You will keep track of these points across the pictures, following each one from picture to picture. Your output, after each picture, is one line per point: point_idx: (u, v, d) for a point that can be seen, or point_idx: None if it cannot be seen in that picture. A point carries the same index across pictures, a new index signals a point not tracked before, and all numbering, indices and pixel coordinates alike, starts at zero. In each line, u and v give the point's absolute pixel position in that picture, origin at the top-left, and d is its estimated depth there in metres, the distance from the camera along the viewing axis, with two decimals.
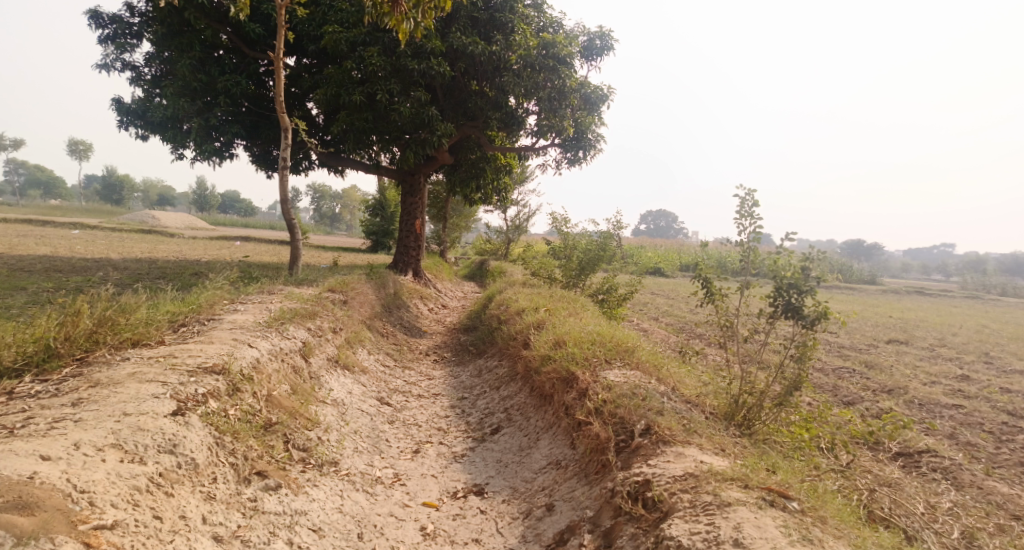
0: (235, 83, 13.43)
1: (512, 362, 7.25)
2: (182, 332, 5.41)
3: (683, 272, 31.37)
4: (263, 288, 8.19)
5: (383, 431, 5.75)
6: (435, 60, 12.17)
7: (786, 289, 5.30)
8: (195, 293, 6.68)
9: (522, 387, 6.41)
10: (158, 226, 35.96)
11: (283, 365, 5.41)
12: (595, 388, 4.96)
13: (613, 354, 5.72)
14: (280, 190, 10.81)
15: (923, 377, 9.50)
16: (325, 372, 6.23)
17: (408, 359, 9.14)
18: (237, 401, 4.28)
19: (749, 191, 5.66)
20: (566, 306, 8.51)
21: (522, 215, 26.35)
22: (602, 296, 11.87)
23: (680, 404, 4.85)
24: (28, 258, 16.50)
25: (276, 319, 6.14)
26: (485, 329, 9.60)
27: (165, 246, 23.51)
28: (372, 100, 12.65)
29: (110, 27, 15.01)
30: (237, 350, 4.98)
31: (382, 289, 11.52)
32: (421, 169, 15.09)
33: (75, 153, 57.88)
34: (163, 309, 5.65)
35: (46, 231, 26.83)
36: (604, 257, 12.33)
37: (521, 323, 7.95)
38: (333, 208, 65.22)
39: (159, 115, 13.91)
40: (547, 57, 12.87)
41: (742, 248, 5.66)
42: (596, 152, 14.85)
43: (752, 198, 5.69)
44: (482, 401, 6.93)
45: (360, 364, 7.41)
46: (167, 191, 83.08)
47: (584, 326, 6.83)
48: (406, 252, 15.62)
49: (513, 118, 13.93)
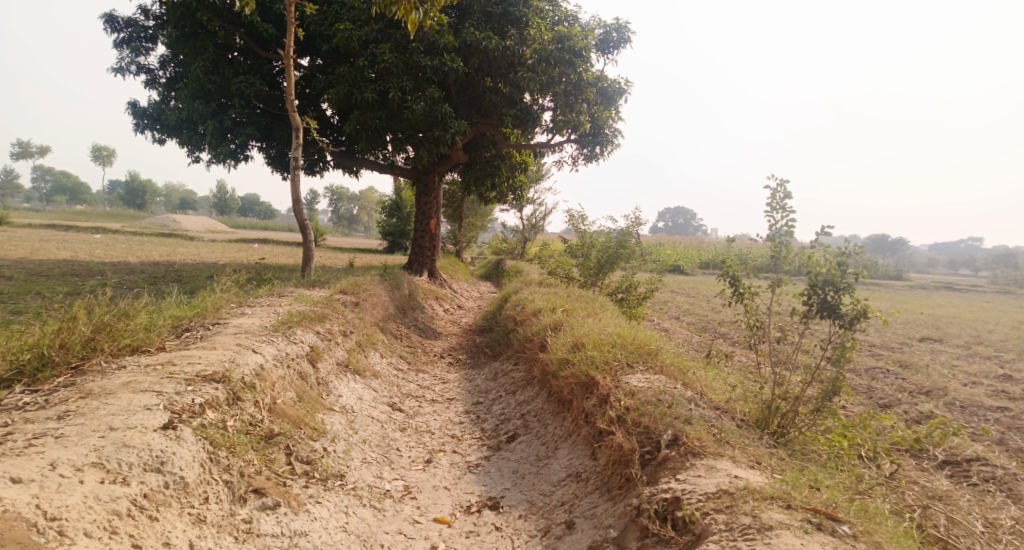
0: (248, 84, 13.32)
1: (529, 365, 6.96)
2: (184, 338, 5.20)
3: (703, 270, 30.81)
4: (273, 291, 8.01)
5: (395, 439, 5.50)
6: (448, 56, 11.92)
7: (822, 286, 4.94)
8: (202, 297, 6.50)
9: (540, 392, 6.12)
10: (178, 229, 36.34)
11: (289, 371, 5.19)
12: (617, 394, 4.65)
13: (635, 357, 5.40)
14: (291, 191, 10.64)
15: (963, 378, 9.03)
16: (334, 378, 6.00)
17: (422, 362, 8.91)
18: (238, 411, 4.06)
19: (781, 182, 5.34)
20: (585, 307, 8.21)
21: (538, 213, 26.06)
22: (622, 295, 11.54)
23: (709, 411, 4.53)
24: (47, 263, 16.59)
25: (284, 323, 5.93)
26: (501, 331, 9.33)
27: (183, 249, 23.65)
28: (385, 98, 12.44)
29: (124, 30, 15.00)
30: (240, 356, 4.76)
31: (396, 290, 11.30)
32: (435, 168, 14.85)
33: (99, 159, 58.88)
34: (167, 314, 5.46)
35: (69, 235, 27.19)
36: (623, 255, 11.99)
37: (538, 324, 7.66)
38: (350, 210, 65.48)
39: (173, 118, 13.85)
40: (563, 51, 12.58)
41: (773, 244, 5.30)
42: (613, 148, 14.51)
43: (783, 190, 5.34)
44: (498, 406, 6.65)
45: (372, 368, 7.18)
46: (188, 195, 84.20)
47: (604, 327, 6.51)
48: (421, 252, 15.40)
49: (527, 114, 13.61)
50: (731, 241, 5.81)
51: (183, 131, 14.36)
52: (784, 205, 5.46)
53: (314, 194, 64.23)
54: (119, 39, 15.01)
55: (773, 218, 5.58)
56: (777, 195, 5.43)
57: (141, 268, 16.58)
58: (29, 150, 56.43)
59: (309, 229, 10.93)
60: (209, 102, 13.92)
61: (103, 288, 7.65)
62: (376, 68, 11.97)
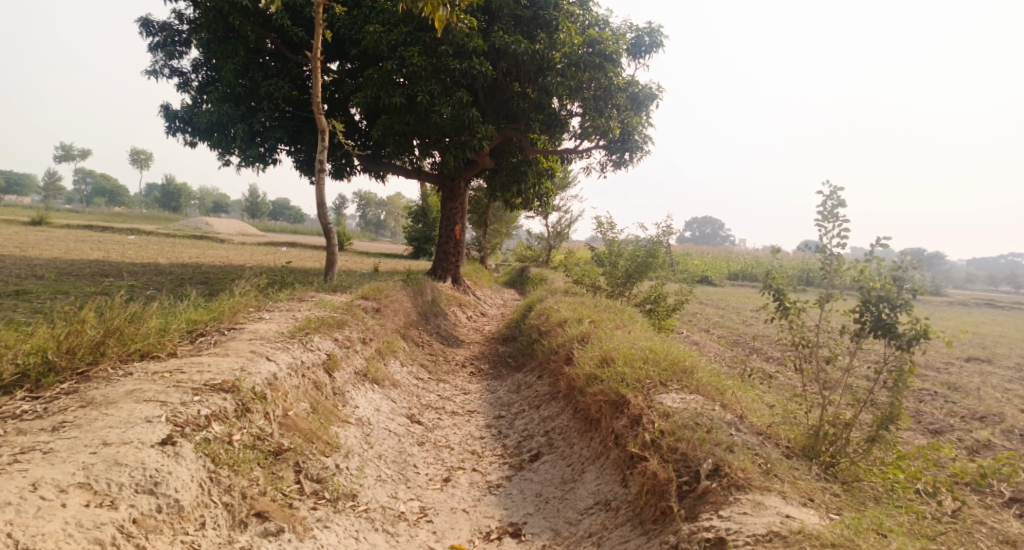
0: (277, 87, 13.31)
1: (555, 379, 6.64)
2: (197, 344, 5.01)
3: (732, 281, 30.09)
4: (293, 296, 7.83)
5: (412, 454, 5.22)
6: (478, 60, 11.72)
7: (875, 303, 4.52)
8: (220, 301, 6.34)
9: (566, 409, 5.80)
10: (210, 232, 36.93)
11: (303, 381, 4.96)
12: (651, 416, 4.31)
13: (668, 375, 5.04)
14: (316, 194, 10.51)
15: (1018, 402, 8.43)
16: (351, 388, 5.76)
17: (443, 371, 8.65)
18: (246, 424, 3.83)
19: (835, 188, 4.93)
20: (613, 318, 7.86)
21: (564, 221, 25.76)
22: (650, 306, 11.16)
23: (751, 437, 4.16)
24: (79, 262, 16.81)
25: (300, 329, 5.71)
26: (525, 341, 9.02)
27: (212, 252, 23.92)
28: (412, 102, 12.30)
29: (159, 35, 15.17)
30: (252, 364, 4.54)
31: (419, 296, 11.09)
32: (462, 173, 14.65)
33: (137, 163, 60.38)
34: (181, 318, 5.29)
35: (103, 236, 27.75)
36: (652, 265, 11.58)
37: (563, 336, 7.34)
38: (377, 215, 65.96)
39: (203, 121, 13.92)
40: (593, 55, 12.34)
41: (822, 255, 4.91)
42: (643, 155, 14.15)
43: (836, 198, 4.95)
44: (521, 421, 6.34)
45: (391, 377, 6.95)
46: (221, 198, 85.86)
47: (634, 341, 6.15)
48: (445, 258, 15.18)
49: (555, 120, 13.42)
50: (775, 252, 5.42)
51: (213, 133, 14.42)
52: (835, 214, 5.06)
53: (342, 198, 64.84)
54: (154, 43, 15.18)
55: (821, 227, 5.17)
56: (828, 203, 5.05)
57: (169, 269, 16.72)
58: (71, 153, 58.09)
59: (332, 233, 10.79)
60: (239, 104, 13.96)
61: (124, 290, 7.56)
62: (404, 72, 11.82)
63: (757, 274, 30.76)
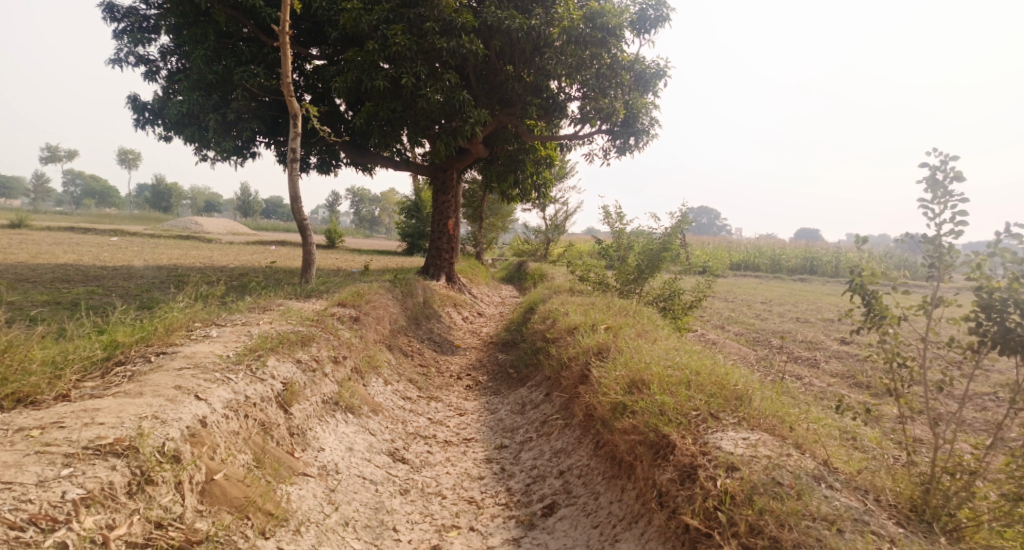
0: (251, 74, 12.01)
1: (568, 402, 5.52)
2: (108, 379, 3.84)
3: (737, 271, 29.06)
4: (257, 305, 6.68)
5: (392, 510, 4.08)
6: (467, 38, 10.46)
7: (999, 308, 3.43)
8: (158, 317, 5.19)
9: (586, 443, 4.69)
10: (200, 232, 35.61)
11: (247, 423, 3.81)
12: (709, 471, 3.20)
13: (719, 403, 3.92)
14: (290, 187, 9.33)
15: None
16: (315, 423, 4.62)
17: (436, 385, 7.53)
18: (144, 505, 2.72)
19: (949, 160, 4.00)
20: (632, 322, 6.70)
21: (562, 213, 24.68)
22: (664, 303, 10.16)
23: (851, 498, 3.07)
24: (45, 268, 15.60)
25: (249, 352, 4.54)
26: (529, 348, 7.87)
27: (195, 253, 22.77)
28: (397, 84, 11.11)
29: (124, 21, 13.90)
30: (171, 409, 3.38)
31: (409, 298, 9.93)
32: (454, 163, 13.44)
33: (126, 163, 58.99)
34: (95, 350, 4.15)
35: (85, 238, 26.48)
36: (666, 257, 10.44)
37: (574, 346, 6.18)
38: (372, 211, 64.75)
39: (174, 113, 12.64)
40: (595, 30, 11.04)
41: (928, 247, 3.74)
42: (650, 139, 13.01)
43: (949, 174, 4.00)
44: (528, 454, 5.23)
45: (370, 402, 5.82)
46: (214, 197, 84.60)
47: (664, 355, 5.03)
48: (438, 254, 13.94)
49: (553, 104, 12.34)
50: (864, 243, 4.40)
51: (185, 127, 13.16)
52: (949, 191, 4.08)
53: (335, 195, 63.54)
54: (120, 30, 13.92)
55: (932, 209, 4.21)
56: (936, 179, 4.15)
57: (142, 272, 15.53)
58: (58, 155, 56.72)
59: (309, 230, 9.60)
60: (211, 93, 12.65)
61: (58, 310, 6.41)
62: (387, 53, 10.58)
63: (760, 264, 29.70)
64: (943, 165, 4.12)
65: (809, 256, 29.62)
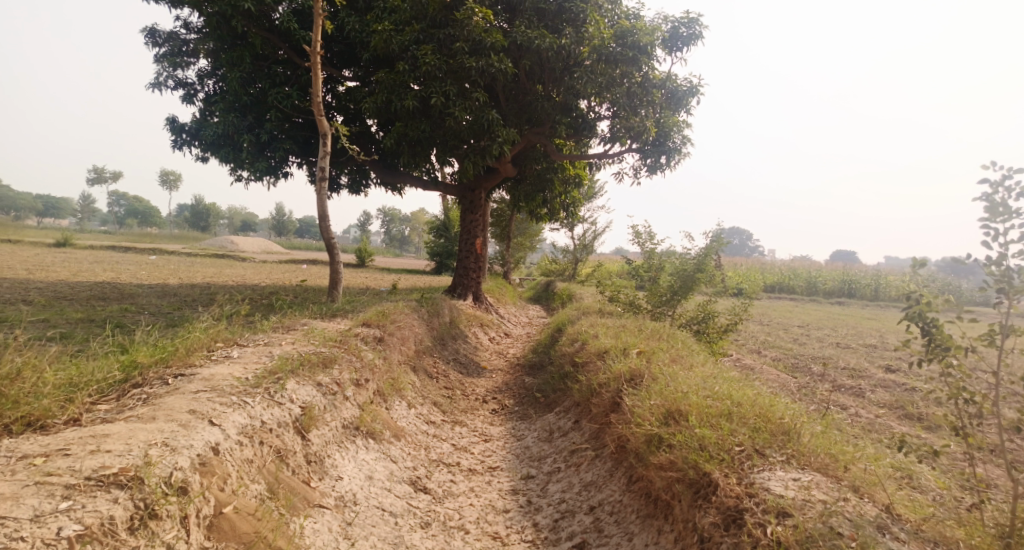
0: (285, 96, 12.14)
1: (599, 430, 5.24)
2: (123, 402, 3.71)
3: (771, 293, 28.31)
4: (282, 324, 6.57)
5: (411, 546, 3.86)
6: (496, 57, 10.38)
7: None
8: (181, 337, 5.10)
9: (619, 476, 4.40)
10: (235, 250, 36.28)
11: (262, 451, 3.65)
12: (757, 516, 3.00)
13: (765, 438, 3.62)
14: (318, 206, 9.31)
15: None
16: (334, 450, 4.43)
17: (461, 409, 7.30)
18: (146, 542, 2.56)
19: (1011, 175, 3.68)
20: (666, 347, 6.39)
21: (590, 233, 24.44)
22: (697, 327, 9.85)
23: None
24: (83, 285, 15.94)
25: (269, 374, 4.39)
26: (557, 372, 7.60)
27: (229, 271, 23.11)
28: (426, 104, 11.10)
29: (165, 45, 14.26)
30: (183, 436, 3.24)
31: (436, 318, 9.78)
32: (482, 183, 13.35)
33: (167, 184, 60.83)
34: (114, 372, 4.05)
35: (125, 256, 27.14)
36: (700, 279, 10.09)
37: (605, 371, 5.90)
38: (402, 231, 65.38)
39: (210, 134, 12.83)
40: (625, 48, 10.96)
41: (997, 271, 3.40)
42: (682, 158, 12.72)
43: (1014, 190, 3.68)
44: (556, 486, 4.95)
45: (393, 426, 5.63)
46: (250, 216, 86.60)
47: (703, 383, 4.72)
48: (466, 274, 13.80)
49: (583, 123, 12.18)
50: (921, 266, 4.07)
51: (221, 148, 13.35)
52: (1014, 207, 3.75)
53: (366, 215, 64.37)
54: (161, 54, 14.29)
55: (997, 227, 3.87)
56: (997, 194, 3.82)
57: (176, 290, 15.75)
58: (104, 176, 58.89)
59: (336, 249, 9.55)
60: (246, 115, 12.83)
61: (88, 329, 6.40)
62: (417, 74, 10.59)
63: (795, 287, 28.88)
64: (1005, 180, 3.79)
65: (847, 279, 28.69)
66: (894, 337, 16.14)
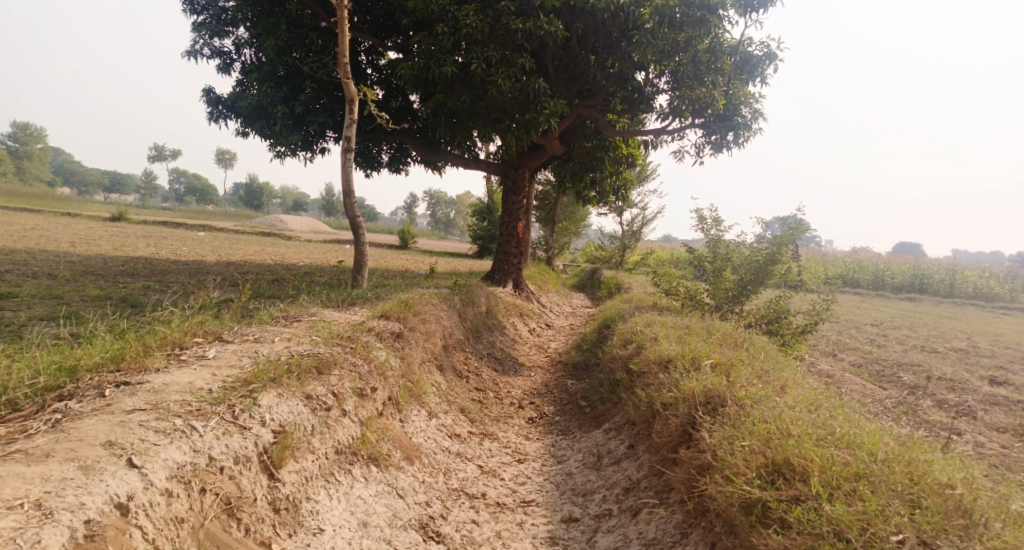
0: (320, 65, 11.19)
1: (663, 467, 4.06)
2: (24, 425, 2.76)
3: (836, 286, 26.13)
4: (292, 315, 5.60)
5: None
6: (546, 18, 9.08)
7: None
8: (156, 332, 4.15)
9: (695, 544, 3.25)
10: (285, 230, 35.96)
11: (203, 503, 2.69)
12: None
13: (935, 523, 2.46)
14: (343, 179, 8.30)
15: None
16: (318, 488, 3.43)
17: (494, 418, 6.20)
18: None
19: None
20: (748, 359, 5.10)
21: (640, 217, 22.91)
22: (769, 326, 8.50)
23: None
24: (119, 259, 15.55)
25: (237, 386, 3.38)
26: (607, 379, 6.40)
27: (270, 249, 22.61)
28: (467, 70, 9.95)
29: (205, 12, 13.46)
30: (75, 488, 2.29)
31: (470, 307, 8.72)
32: (527, 161, 12.14)
33: (223, 161, 61.82)
34: (34, 388, 3.10)
35: (174, 232, 27.03)
36: (773, 272, 8.69)
37: (675, 383, 4.67)
38: (446, 213, 64.73)
39: (244, 106, 11.96)
40: (692, 8, 9.31)
41: None
42: (751, 135, 11.14)
43: None
44: (606, 539, 3.81)
45: (406, 445, 4.60)
46: (302, 197, 87.82)
47: (816, 419, 3.46)
48: (506, 259, 12.64)
49: (639, 96, 10.81)
50: None
51: (256, 121, 12.49)
52: None
53: (413, 197, 64.09)
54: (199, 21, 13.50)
55: None
56: None
57: (209, 268, 15.20)
58: (163, 153, 60.19)
59: (362, 228, 8.56)
60: (282, 85, 11.88)
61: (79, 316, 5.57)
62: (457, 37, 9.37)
63: (860, 280, 26.63)
64: None
65: (920, 272, 26.18)
66: (984, 341, 14.18)
